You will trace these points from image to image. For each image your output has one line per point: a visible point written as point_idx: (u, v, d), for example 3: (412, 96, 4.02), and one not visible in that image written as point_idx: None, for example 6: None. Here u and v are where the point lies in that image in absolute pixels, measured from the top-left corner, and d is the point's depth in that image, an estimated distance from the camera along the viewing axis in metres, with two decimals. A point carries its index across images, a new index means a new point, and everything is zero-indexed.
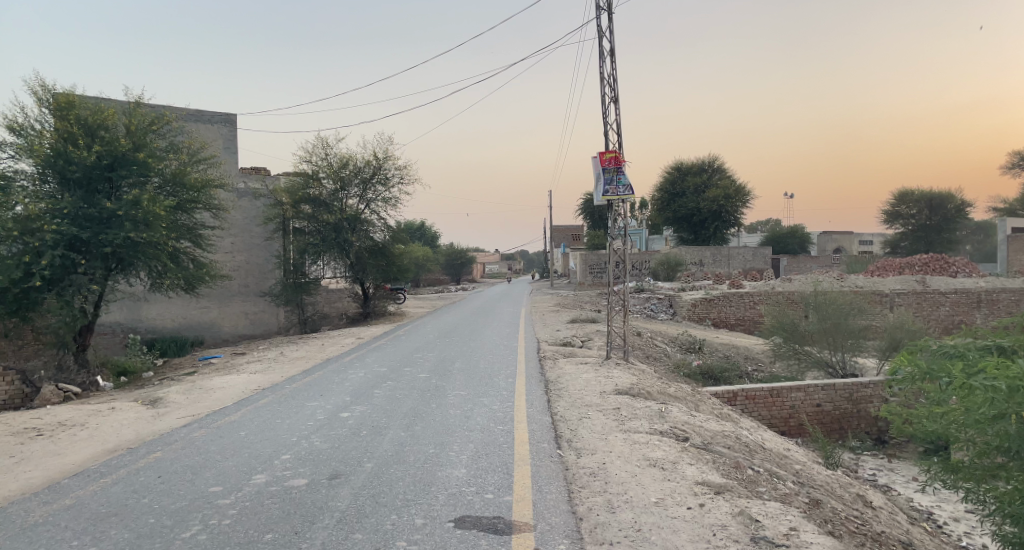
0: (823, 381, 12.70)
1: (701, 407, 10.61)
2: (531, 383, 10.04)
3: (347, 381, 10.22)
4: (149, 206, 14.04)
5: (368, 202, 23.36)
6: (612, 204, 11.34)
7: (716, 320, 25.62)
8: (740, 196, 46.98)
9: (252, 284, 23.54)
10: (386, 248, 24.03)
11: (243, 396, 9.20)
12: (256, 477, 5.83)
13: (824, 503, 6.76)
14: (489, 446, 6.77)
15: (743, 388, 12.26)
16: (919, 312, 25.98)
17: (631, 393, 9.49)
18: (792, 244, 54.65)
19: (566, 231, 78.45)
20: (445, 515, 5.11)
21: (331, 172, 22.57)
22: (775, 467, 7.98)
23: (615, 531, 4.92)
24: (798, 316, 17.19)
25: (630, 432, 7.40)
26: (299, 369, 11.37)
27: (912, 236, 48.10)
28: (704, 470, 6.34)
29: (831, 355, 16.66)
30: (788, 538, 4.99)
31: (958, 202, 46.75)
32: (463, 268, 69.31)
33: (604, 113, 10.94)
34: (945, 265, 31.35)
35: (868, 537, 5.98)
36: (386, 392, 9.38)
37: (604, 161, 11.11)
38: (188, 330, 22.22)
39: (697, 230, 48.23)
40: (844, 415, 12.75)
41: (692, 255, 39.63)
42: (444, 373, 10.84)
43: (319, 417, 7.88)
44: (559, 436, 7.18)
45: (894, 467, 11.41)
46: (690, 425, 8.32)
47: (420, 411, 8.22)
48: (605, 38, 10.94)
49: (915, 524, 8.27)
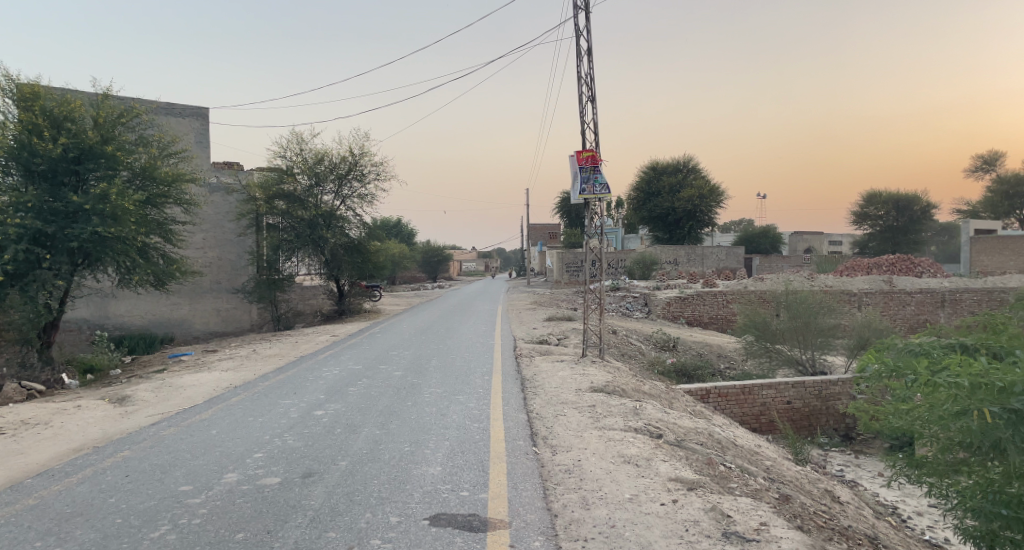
0: (794, 379, 12.92)
1: (675, 404, 10.77)
2: (507, 381, 10.05)
3: (321, 379, 10.15)
4: (118, 200, 13.74)
5: (344, 199, 23.24)
6: (589, 202, 11.39)
7: (689, 318, 25.91)
8: (715, 196, 47.53)
9: (224, 280, 23.20)
10: (361, 245, 23.89)
11: (215, 394, 9.06)
12: (228, 475, 5.76)
13: (793, 498, 6.91)
14: (464, 444, 6.78)
15: (716, 385, 12.45)
16: (886, 311, 26.59)
17: (606, 391, 9.55)
18: (763, 244, 55.44)
19: (544, 229, 78.69)
20: (421, 513, 5.10)
21: (306, 167, 22.32)
22: (746, 463, 8.12)
23: (590, 528, 4.96)
24: (770, 315, 17.48)
25: (605, 429, 7.46)
26: (272, 367, 11.23)
27: (880, 237, 49.19)
28: (677, 466, 6.41)
29: (801, 353, 16.98)
30: (758, 532, 5.08)
31: (924, 204, 47.90)
32: (441, 266, 68.88)
33: (581, 111, 10.93)
34: (912, 266, 32.12)
35: (836, 531, 6.13)
36: (361, 390, 9.32)
37: (581, 160, 11.13)
38: (157, 327, 21.83)
39: (672, 229, 48.77)
40: (814, 412, 12.99)
41: (668, 254, 39.94)
42: (420, 371, 10.80)
43: (292, 415, 7.81)
44: (535, 433, 7.21)
45: (861, 463, 11.64)
46: (664, 422, 8.41)
47: (396, 409, 8.18)
48: (582, 37, 10.95)
49: (881, 518, 8.49)
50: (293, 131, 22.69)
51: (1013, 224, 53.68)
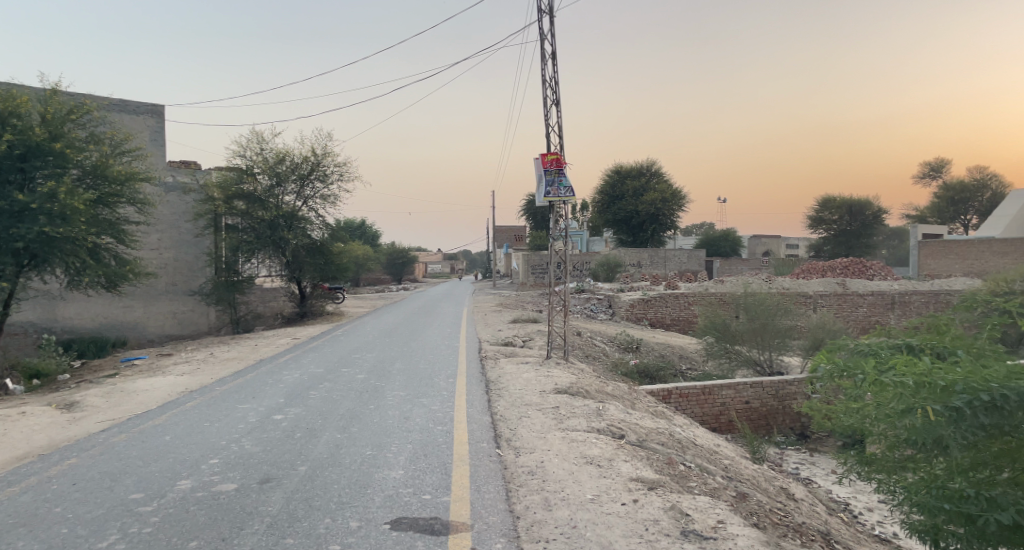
0: (752, 379, 13.20)
1: (638, 405, 10.89)
2: (472, 383, 10.03)
3: (281, 383, 9.97)
4: (67, 199, 13.29)
5: (306, 199, 22.94)
6: (554, 205, 11.46)
7: (652, 320, 26.25)
8: (677, 199, 48.27)
9: (180, 282, 22.67)
10: (324, 246, 23.61)
11: (169, 400, 8.84)
12: (182, 482, 5.62)
13: (750, 496, 7.06)
14: (427, 447, 6.74)
15: (677, 386, 12.64)
16: (840, 313, 27.39)
17: (570, 392, 9.61)
18: (724, 247, 56.51)
19: (510, 231, 78.92)
20: (381, 517, 5.06)
21: (266, 167, 21.95)
22: (705, 462, 8.27)
23: (551, 529, 4.98)
24: (729, 317, 17.84)
25: (568, 430, 7.52)
26: (230, 371, 11.01)
27: (834, 240, 50.63)
28: (638, 466, 6.49)
29: (759, 354, 17.36)
30: (715, 530, 5.17)
31: (876, 209, 49.49)
32: (405, 268, 68.37)
33: (546, 113, 11.01)
34: (864, 269, 33.13)
35: (791, 528, 6.28)
36: (322, 393, 9.20)
37: (545, 162, 11.19)
38: (109, 330, 21.18)
39: (636, 232, 49.31)
40: (771, 412, 13.30)
41: (631, 256, 40.41)
42: (383, 374, 10.71)
43: (250, 419, 7.67)
44: (499, 435, 7.22)
45: (815, 461, 11.96)
46: (626, 423, 8.50)
47: (358, 412, 8.10)
48: (547, 41, 11.04)
49: (833, 514, 8.74)
50: (253, 130, 22.30)
51: (959, 229, 55.86)
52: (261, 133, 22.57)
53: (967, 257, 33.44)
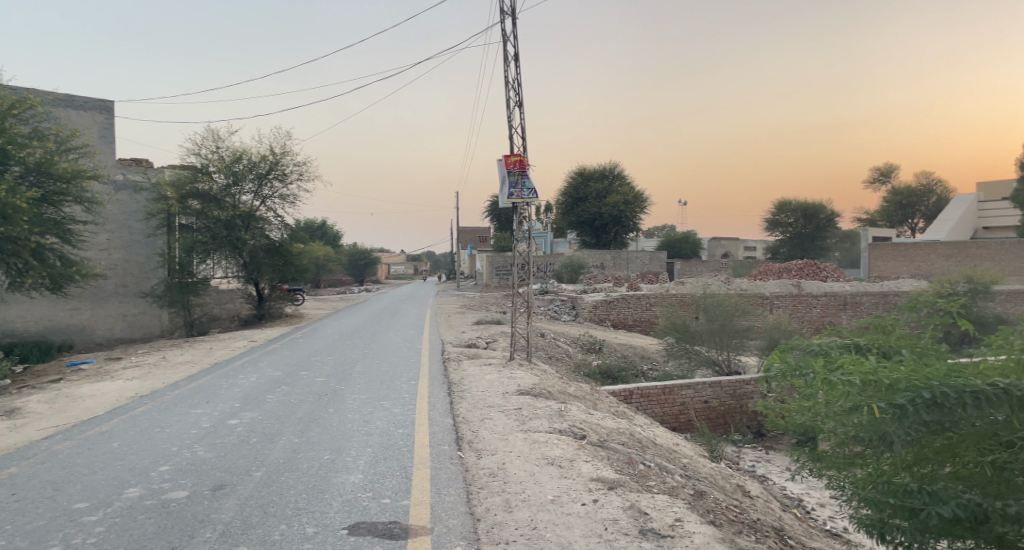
0: (710, 379, 13.44)
1: (599, 405, 10.98)
2: (433, 385, 9.98)
3: (237, 387, 9.76)
4: (8, 197, 12.75)
5: (264, 199, 22.58)
6: (517, 206, 11.49)
7: (615, 321, 26.52)
8: (639, 201, 48.89)
9: (131, 284, 21.98)
10: (283, 247, 23.33)
11: (117, 405, 8.56)
12: (130, 490, 5.45)
13: (707, 494, 7.17)
14: (387, 450, 6.68)
15: (638, 386, 12.78)
16: (795, 313, 28.13)
17: (532, 393, 9.63)
18: (684, 248, 57.42)
19: (473, 233, 78.80)
20: (338, 523, 4.99)
21: (223, 166, 21.52)
22: (665, 461, 8.38)
23: (511, 530, 4.98)
24: (689, 317, 18.15)
25: (530, 431, 7.53)
26: (182, 375, 10.72)
27: (790, 242, 51.90)
28: (598, 466, 6.54)
29: (718, 354, 17.68)
30: (672, 528, 5.24)
31: (829, 212, 50.98)
32: (367, 269, 67.60)
33: (509, 115, 11.03)
34: (817, 270, 34.05)
35: (746, 525, 6.40)
36: (279, 397, 9.03)
37: (509, 164, 11.21)
38: (54, 333, 20.41)
39: (599, 234, 49.72)
40: (728, 410, 13.56)
41: (594, 258, 40.73)
42: (343, 377, 10.56)
43: (204, 425, 7.48)
44: (460, 438, 7.19)
45: (770, 458, 12.23)
46: (587, 423, 8.55)
47: (316, 416, 7.97)
48: (509, 43, 11.07)
49: (787, 510, 8.94)
50: (208, 127, 21.82)
51: (907, 232, 57.87)
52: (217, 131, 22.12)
53: (914, 260, 34.63)
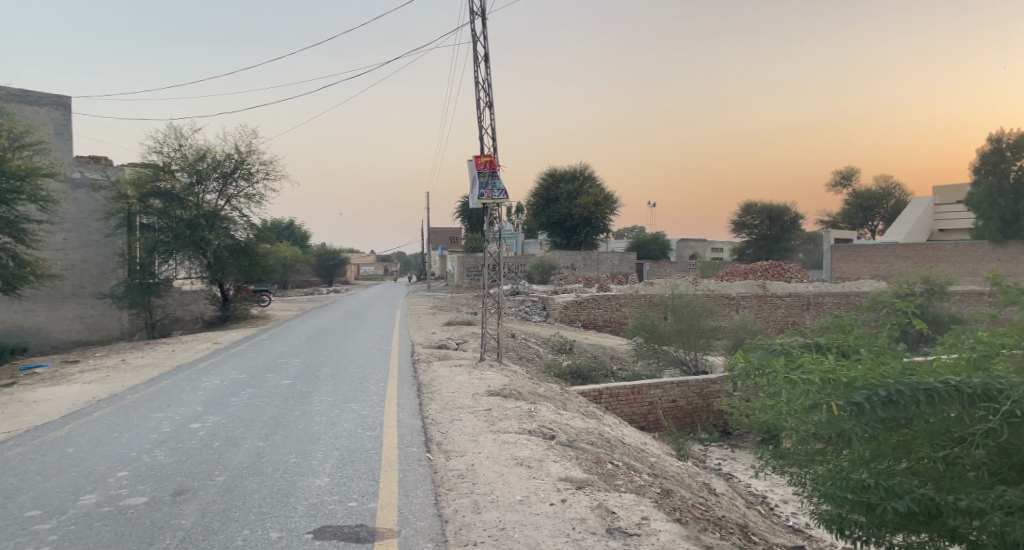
0: (678, 378, 13.59)
1: (569, 405, 11.03)
2: (403, 387, 9.91)
3: (200, 390, 9.57)
4: None
5: (229, 198, 22.20)
6: (487, 207, 11.47)
7: (585, 321, 26.67)
8: (609, 203, 49.28)
9: (89, 285, 21.38)
10: (249, 247, 22.96)
11: (73, 410, 8.32)
12: (86, 497, 5.30)
13: (674, 493, 7.25)
14: (355, 453, 6.61)
15: (607, 386, 12.87)
16: (761, 314, 28.62)
17: (503, 394, 9.63)
18: (653, 250, 57.99)
19: (444, 233, 78.53)
20: (303, 527, 4.92)
21: (186, 164, 21.11)
22: (632, 460, 8.46)
23: (479, 532, 4.97)
24: (657, 317, 18.36)
25: (500, 432, 7.53)
26: (143, 378, 10.46)
27: (755, 244, 52.80)
28: (567, 466, 6.57)
29: (685, 354, 17.88)
30: (639, 527, 5.29)
31: (794, 214, 52.00)
32: (336, 270, 66.86)
33: (479, 116, 11.02)
34: (782, 271, 34.66)
35: (710, 522, 6.48)
36: (244, 400, 8.87)
37: (479, 165, 11.19)
38: (9, 335, 19.65)
39: (569, 235, 49.95)
40: (695, 409, 13.75)
41: (564, 259, 40.90)
42: (310, 379, 10.43)
43: (165, 429, 7.31)
44: (430, 439, 7.16)
45: (736, 456, 12.42)
46: (557, 423, 8.59)
47: (282, 419, 7.85)
48: (479, 44, 11.07)
49: (751, 507, 9.10)
50: (170, 125, 21.38)
51: (867, 234, 59.31)
52: (179, 129, 21.69)
53: (874, 261, 35.54)
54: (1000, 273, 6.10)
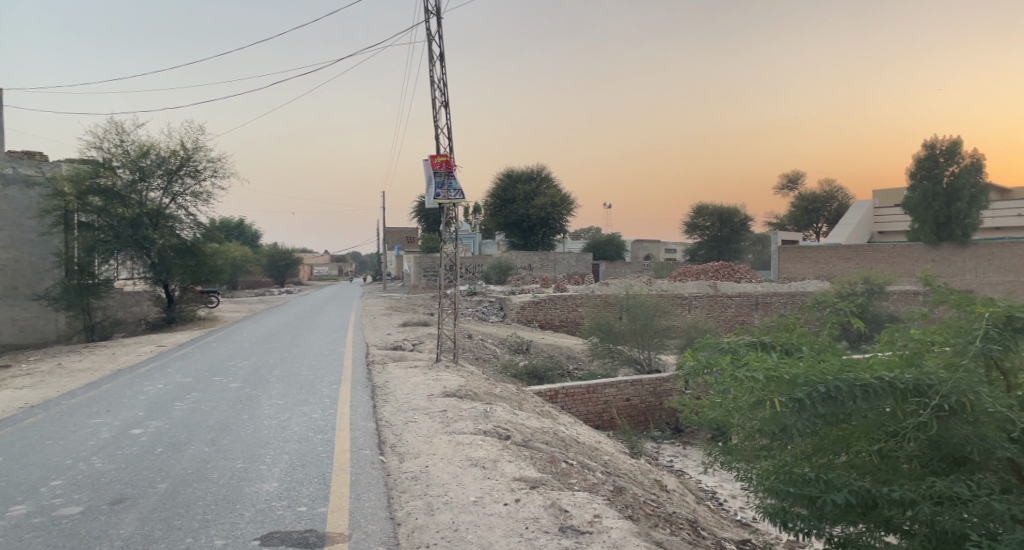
0: (632, 377, 13.78)
1: (524, 405, 11.05)
2: (356, 389, 9.77)
3: (142, 394, 9.25)
4: None
5: (174, 196, 21.55)
6: (443, 207, 11.41)
7: (542, 322, 26.78)
8: (565, 204, 49.66)
9: (23, 285, 20.38)
10: (195, 246, 22.31)
11: (4, 417, 7.93)
12: (15, 508, 5.06)
13: (626, 490, 7.34)
14: (305, 456, 6.48)
15: (563, 386, 12.95)
16: (712, 313, 29.25)
17: (458, 395, 9.58)
18: (609, 250, 58.66)
19: (400, 233, 77.75)
20: (250, 534, 4.79)
21: (128, 161, 20.45)
22: (587, 459, 8.53)
23: (432, 534, 4.93)
24: (613, 317, 18.56)
25: (454, 433, 7.49)
26: (81, 383, 10.05)
27: (707, 245, 53.95)
28: (522, 466, 6.57)
29: (639, 353, 18.13)
30: (591, 524, 5.34)
31: (743, 216, 53.34)
32: (288, 269, 65.50)
33: (435, 115, 10.95)
34: (732, 272, 35.45)
35: (661, 518, 6.58)
36: (189, 404, 8.60)
37: (435, 164, 11.11)
38: None
39: (526, 235, 50.12)
40: (649, 408, 13.96)
41: (521, 259, 41.01)
42: (260, 382, 10.18)
43: (103, 435, 7.03)
44: (383, 441, 7.07)
45: (687, 453, 12.65)
46: (512, 423, 8.59)
47: (229, 423, 7.64)
48: (434, 43, 11.00)
49: (701, 502, 9.28)
50: (111, 120, 20.64)
51: (812, 236, 61.15)
52: (121, 124, 20.97)
53: (819, 262, 36.72)
54: (932, 274, 6.36)
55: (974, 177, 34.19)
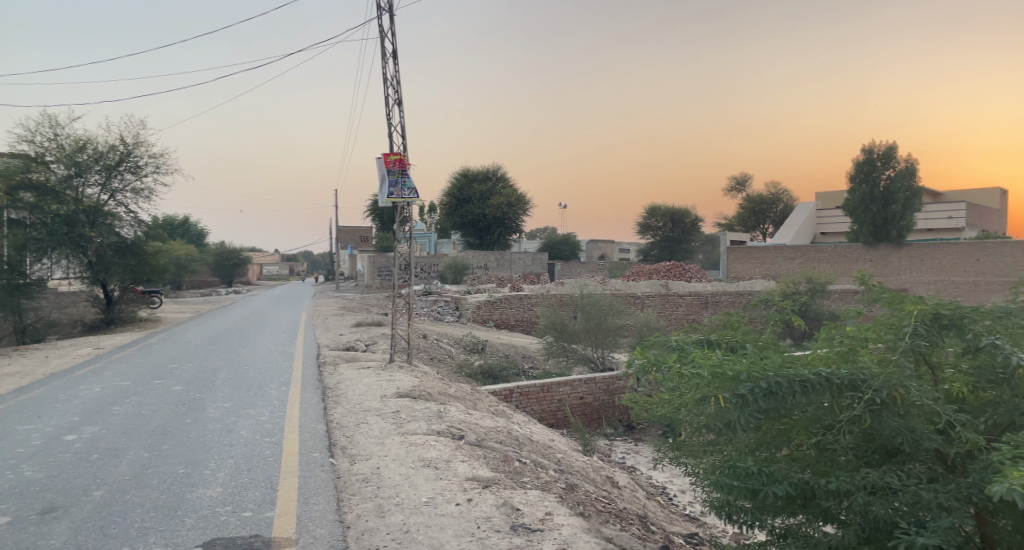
0: (586, 376, 13.92)
1: (479, 405, 11.02)
2: (306, 391, 9.57)
3: (77, 398, 8.86)
4: None
5: (113, 193, 20.76)
6: (397, 206, 11.29)
7: (497, 321, 26.80)
8: (521, 204, 49.79)
9: None
10: (136, 245, 21.55)
11: None
12: None
13: (578, 487, 7.41)
14: (252, 460, 6.32)
15: (518, 385, 12.97)
16: (664, 312, 29.77)
17: (412, 396, 9.49)
18: (563, 250, 59.07)
19: (353, 232, 76.68)
20: (191, 541, 4.64)
21: (63, 156, 19.57)
22: (540, 457, 8.57)
23: (382, 536, 4.86)
24: (567, 317, 18.70)
25: (407, 434, 7.42)
26: (10, 388, 9.57)
27: (659, 245, 54.86)
28: (474, 466, 6.54)
29: (593, 352, 18.32)
30: (542, 522, 5.36)
31: (694, 217, 54.43)
32: (237, 269, 63.82)
33: (388, 113, 10.84)
34: (683, 271, 36.14)
35: (613, 514, 6.67)
36: (128, 409, 8.29)
37: (388, 162, 10.98)
38: None
39: (481, 235, 50.05)
40: (602, 405, 14.12)
41: (477, 259, 40.93)
42: (204, 385, 9.88)
43: (35, 442, 6.71)
44: (334, 444, 6.95)
45: (639, 450, 12.84)
46: (465, 423, 8.56)
47: (171, 428, 7.39)
48: (386, 40, 10.90)
49: (651, 498, 9.43)
50: (44, 112, 19.74)
51: (759, 237, 62.80)
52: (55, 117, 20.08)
53: (766, 262, 37.77)
54: (867, 273, 6.61)
55: (908, 180, 35.70)
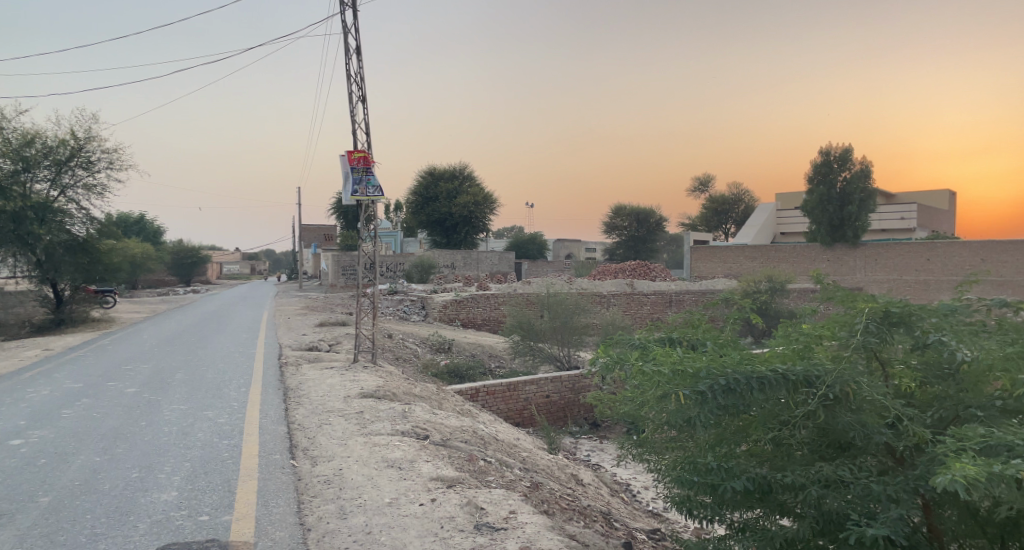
0: (552, 374, 13.97)
1: (444, 405, 10.96)
2: (267, 391, 9.40)
3: (24, 402, 8.53)
4: None
5: (64, 189, 20.10)
6: (362, 204, 11.15)
7: (464, 320, 26.71)
8: (487, 203, 49.74)
9: None
10: (88, 243, 20.91)
11: None
12: None
13: (543, 485, 7.43)
14: (209, 463, 6.17)
15: (484, 384, 12.94)
16: (629, 311, 30.06)
17: (376, 396, 9.38)
18: (530, 249, 59.20)
19: (318, 230, 75.63)
20: (144, 547, 4.51)
21: (10, 150, 18.84)
22: (505, 456, 8.56)
23: (344, 537, 4.79)
24: (533, 316, 18.73)
25: (370, 434, 7.33)
26: None
27: (625, 244, 55.37)
28: (439, 465, 6.50)
29: (559, 350, 18.38)
30: (506, 521, 5.35)
31: (659, 217, 55.09)
32: (196, 268, 62.37)
33: (352, 110, 10.70)
34: (648, 271, 36.57)
35: (577, 511, 6.72)
36: (79, 412, 8.01)
37: (352, 160, 10.83)
38: None
39: (448, 234, 49.86)
40: (568, 403, 14.20)
41: (443, 258, 40.76)
42: (160, 386, 9.61)
43: None
44: (295, 445, 6.83)
45: (603, 447, 12.92)
46: (430, 423, 8.50)
47: (125, 431, 7.17)
48: (350, 36, 10.77)
49: (615, 495, 9.50)
50: None
51: (721, 236, 63.87)
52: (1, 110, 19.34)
53: (728, 261, 38.41)
54: (822, 272, 6.75)
55: (864, 182, 36.72)
